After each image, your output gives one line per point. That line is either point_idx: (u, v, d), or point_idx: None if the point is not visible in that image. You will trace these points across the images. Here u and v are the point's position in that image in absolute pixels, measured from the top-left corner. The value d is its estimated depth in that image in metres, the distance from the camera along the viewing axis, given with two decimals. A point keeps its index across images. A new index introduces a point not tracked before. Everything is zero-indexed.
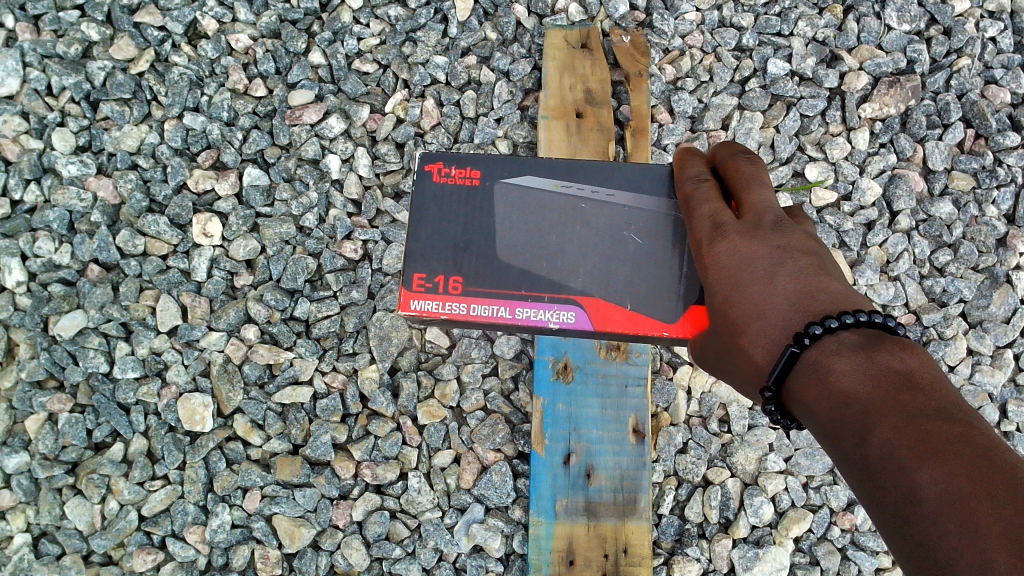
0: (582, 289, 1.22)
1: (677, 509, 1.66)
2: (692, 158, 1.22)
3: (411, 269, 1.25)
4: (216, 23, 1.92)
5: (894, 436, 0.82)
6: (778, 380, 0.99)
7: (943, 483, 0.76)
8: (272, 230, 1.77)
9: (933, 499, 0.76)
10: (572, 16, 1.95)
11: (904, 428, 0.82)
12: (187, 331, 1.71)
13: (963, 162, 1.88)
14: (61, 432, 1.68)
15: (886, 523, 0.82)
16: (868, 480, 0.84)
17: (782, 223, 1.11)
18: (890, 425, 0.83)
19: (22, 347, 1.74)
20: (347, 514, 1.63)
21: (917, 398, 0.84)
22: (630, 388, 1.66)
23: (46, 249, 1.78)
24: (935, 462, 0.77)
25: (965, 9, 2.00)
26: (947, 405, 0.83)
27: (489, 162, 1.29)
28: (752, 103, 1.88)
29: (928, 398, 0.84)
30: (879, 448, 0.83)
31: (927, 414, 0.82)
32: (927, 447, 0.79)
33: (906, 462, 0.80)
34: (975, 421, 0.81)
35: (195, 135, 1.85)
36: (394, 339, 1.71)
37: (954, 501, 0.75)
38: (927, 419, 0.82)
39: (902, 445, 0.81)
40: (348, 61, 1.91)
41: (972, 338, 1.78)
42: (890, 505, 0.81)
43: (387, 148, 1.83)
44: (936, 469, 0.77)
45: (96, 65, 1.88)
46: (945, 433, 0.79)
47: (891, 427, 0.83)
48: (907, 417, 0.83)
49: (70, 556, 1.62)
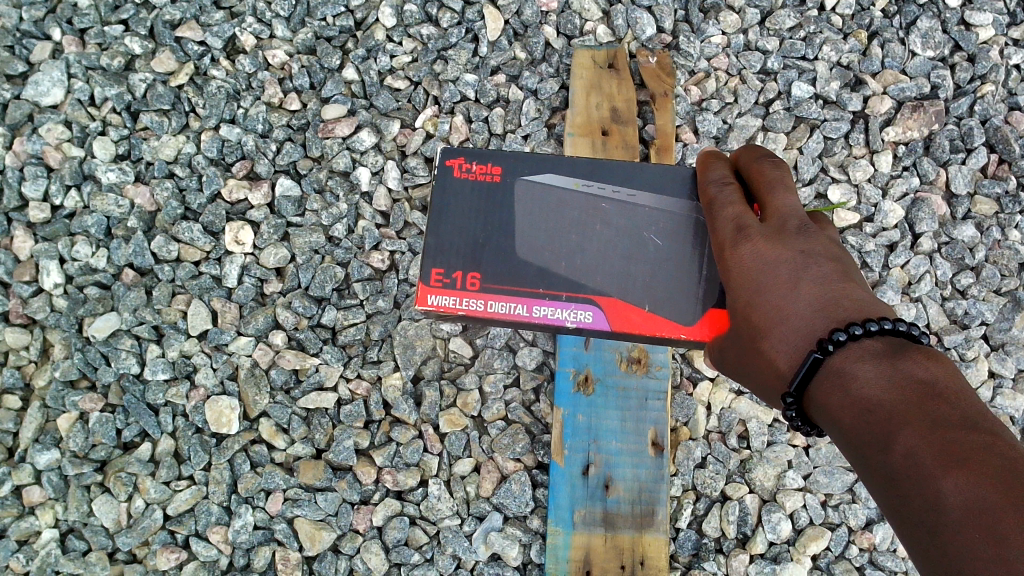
0: (600, 289, 1.26)
1: (695, 524, 1.67)
2: (716, 163, 1.25)
3: (429, 265, 1.28)
4: (254, 39, 1.98)
5: (917, 443, 0.82)
6: (799, 385, 1.00)
7: (967, 491, 0.76)
8: (302, 239, 1.81)
9: (957, 508, 0.76)
10: (600, 38, 1.99)
11: (928, 435, 0.82)
12: (216, 335, 1.74)
13: (986, 186, 1.91)
14: (91, 431, 1.72)
15: (906, 529, 0.82)
16: (890, 487, 0.84)
17: (805, 228, 1.13)
18: (912, 433, 0.84)
19: (57, 348, 1.79)
20: (367, 519, 1.65)
21: (940, 405, 0.84)
22: (651, 401, 1.67)
23: (84, 253, 1.84)
24: (958, 471, 0.78)
25: (990, 36, 2.02)
26: (971, 412, 0.83)
27: (510, 159, 1.33)
28: (775, 125, 1.92)
29: (951, 405, 0.84)
30: (901, 455, 0.83)
31: (951, 422, 0.82)
32: (950, 455, 0.79)
33: (929, 470, 0.80)
34: (999, 431, 0.81)
35: (231, 146, 1.89)
36: (418, 347, 1.74)
37: (978, 510, 0.75)
38: (951, 428, 0.81)
39: (925, 452, 0.81)
40: (381, 78, 1.95)
41: (994, 361, 1.80)
42: (914, 512, 0.81)
43: (416, 162, 1.87)
44: (960, 478, 0.77)
45: (138, 77, 1.94)
46: (969, 441, 0.79)
47: (915, 434, 0.83)
48: (931, 424, 0.83)
49: (96, 553, 1.65)
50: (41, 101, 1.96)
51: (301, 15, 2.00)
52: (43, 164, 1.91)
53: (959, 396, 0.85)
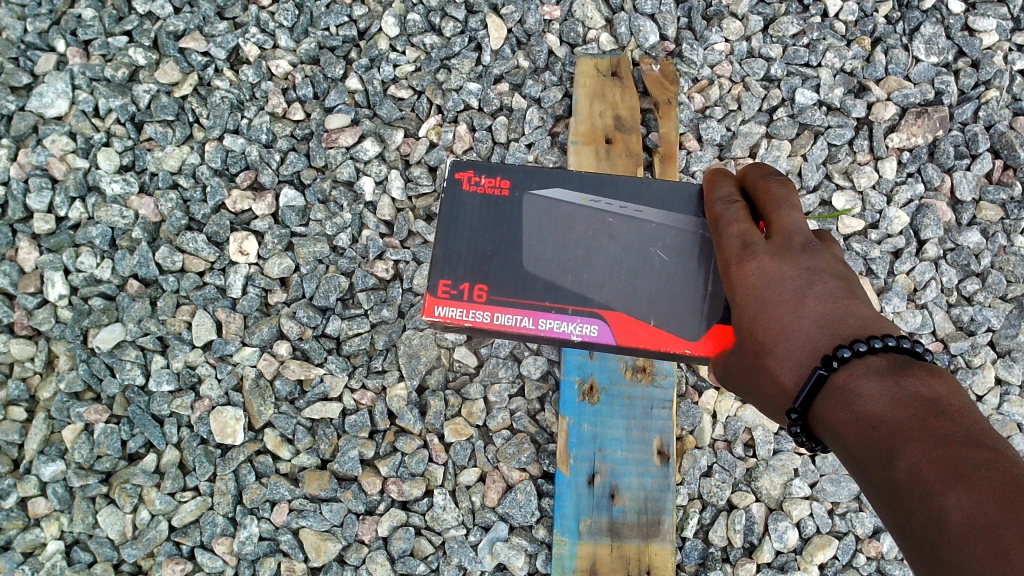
0: (606, 303, 1.25)
1: (701, 533, 1.66)
2: (722, 179, 1.25)
3: (436, 277, 1.28)
4: (257, 49, 1.98)
5: (921, 460, 0.82)
6: (804, 402, 1.00)
7: (971, 507, 0.76)
8: (306, 249, 1.81)
9: (961, 524, 0.76)
10: (603, 46, 1.99)
11: (931, 451, 0.82)
12: (220, 346, 1.75)
13: (991, 192, 1.90)
14: (96, 442, 1.71)
15: (910, 545, 0.82)
16: (894, 503, 0.84)
17: (810, 245, 1.13)
18: (917, 450, 0.83)
19: (62, 359, 1.79)
20: (373, 529, 1.64)
21: (944, 422, 0.84)
22: (656, 411, 1.67)
23: (88, 264, 1.84)
24: (961, 487, 0.77)
25: (994, 42, 2.02)
26: (974, 429, 0.83)
27: (519, 173, 1.33)
28: (780, 132, 1.91)
29: (955, 422, 0.84)
30: (905, 472, 0.83)
31: (954, 438, 0.82)
32: (953, 471, 0.79)
33: (933, 486, 0.80)
34: (1002, 447, 0.81)
35: (235, 156, 1.90)
36: (423, 357, 1.73)
37: (982, 526, 0.74)
38: (955, 443, 0.81)
39: (929, 469, 0.81)
40: (384, 87, 1.96)
41: (1000, 367, 1.79)
42: (917, 529, 0.80)
43: (420, 171, 1.87)
44: (964, 494, 0.77)
45: (142, 89, 1.95)
46: (972, 458, 0.79)
47: (919, 450, 0.83)
48: (934, 441, 0.82)
49: (101, 564, 1.65)
50: (45, 112, 1.97)
51: (304, 25, 2.00)
52: (48, 176, 1.92)
53: (962, 412, 0.84)
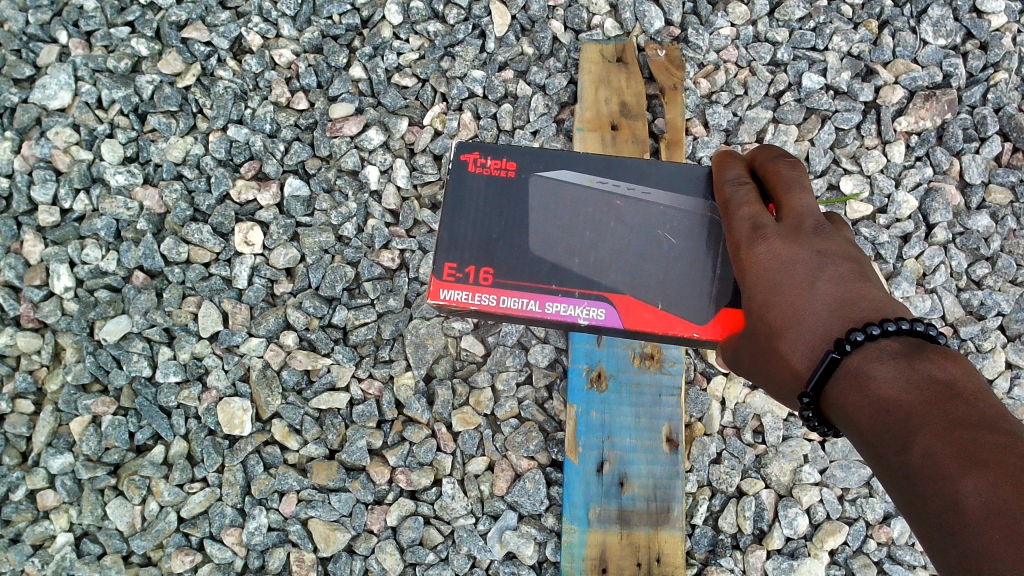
0: (613, 286, 1.25)
1: (711, 520, 1.65)
2: (732, 162, 1.24)
3: (442, 260, 1.28)
4: (260, 38, 1.97)
5: (935, 444, 0.81)
6: (816, 386, 0.99)
7: (987, 491, 0.75)
8: (312, 239, 1.80)
9: (976, 509, 0.75)
10: (607, 32, 1.97)
11: (946, 435, 0.81)
12: (227, 337, 1.74)
13: (1000, 175, 1.89)
14: (104, 434, 1.71)
15: (924, 530, 0.81)
16: (908, 488, 0.83)
17: (822, 228, 1.12)
18: (931, 432, 0.82)
19: (69, 351, 1.79)
20: (382, 519, 1.64)
21: (960, 406, 0.83)
22: (664, 398, 1.66)
23: (93, 256, 1.84)
24: (978, 471, 0.76)
25: (1002, 23, 2.00)
26: (990, 414, 0.82)
27: (525, 154, 1.32)
28: (786, 116, 1.89)
29: (971, 407, 0.83)
30: (919, 456, 0.82)
31: (969, 422, 0.81)
32: (969, 455, 0.78)
33: (948, 470, 0.79)
34: (1019, 431, 0.80)
35: (239, 146, 1.89)
36: (430, 346, 1.73)
37: (999, 510, 0.74)
38: (969, 428, 0.80)
39: (944, 452, 0.80)
40: (388, 76, 1.94)
41: (1010, 352, 1.78)
42: (930, 513, 0.80)
43: (425, 159, 1.87)
44: (980, 479, 0.76)
45: (144, 79, 1.93)
46: (989, 442, 0.78)
47: (933, 435, 0.82)
48: (950, 425, 0.82)
49: (111, 556, 1.65)
50: (48, 104, 1.96)
51: (307, 14, 1.99)
52: (51, 168, 1.91)
53: (978, 397, 0.84)
